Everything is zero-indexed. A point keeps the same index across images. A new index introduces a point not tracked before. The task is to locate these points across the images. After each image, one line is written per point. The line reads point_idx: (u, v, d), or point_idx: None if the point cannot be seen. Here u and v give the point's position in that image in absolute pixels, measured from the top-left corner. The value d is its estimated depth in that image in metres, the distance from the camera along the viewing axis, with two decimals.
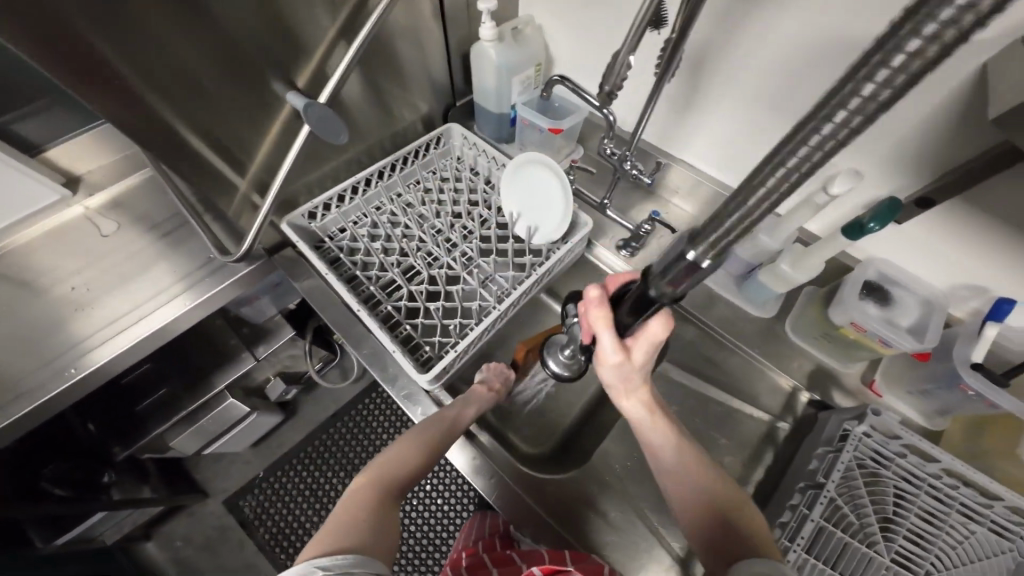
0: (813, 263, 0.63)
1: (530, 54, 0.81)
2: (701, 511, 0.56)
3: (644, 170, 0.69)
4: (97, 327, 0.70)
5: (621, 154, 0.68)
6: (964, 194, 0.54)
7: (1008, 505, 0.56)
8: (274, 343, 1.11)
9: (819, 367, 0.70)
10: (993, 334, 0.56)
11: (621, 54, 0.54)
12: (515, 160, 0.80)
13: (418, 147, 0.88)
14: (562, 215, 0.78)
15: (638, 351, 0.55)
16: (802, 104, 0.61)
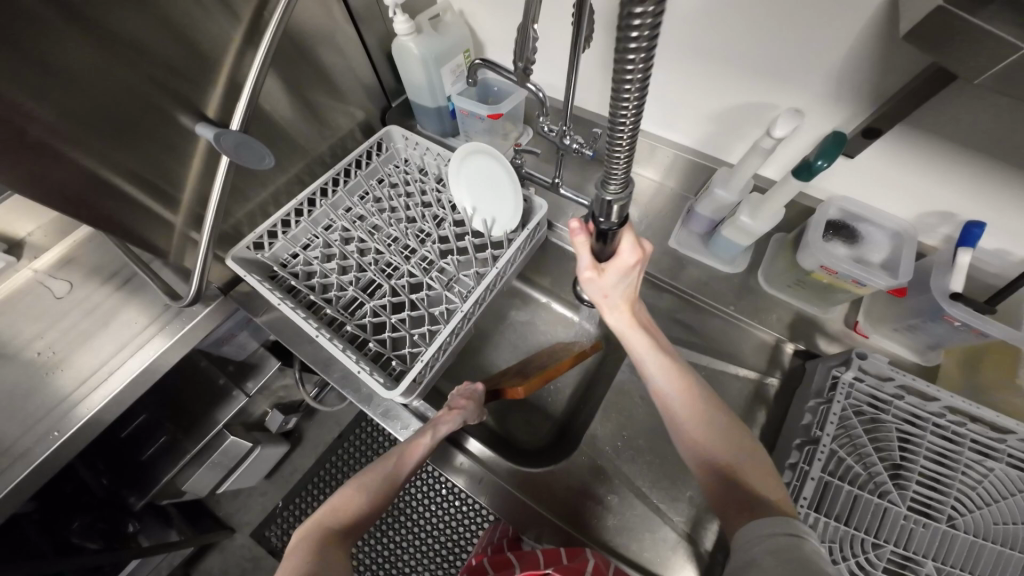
0: (771, 209, 0.61)
1: (453, 42, 0.77)
2: (705, 439, 0.52)
3: (585, 142, 0.67)
4: (81, 378, 0.69)
5: (559, 129, 0.66)
6: (907, 119, 0.51)
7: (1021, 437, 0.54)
8: (263, 376, 1.11)
9: (798, 315, 0.68)
10: (968, 259, 0.53)
11: (527, 25, 0.52)
12: (457, 152, 0.76)
13: (359, 155, 0.84)
14: (515, 202, 0.75)
15: (609, 274, 0.55)
16: (732, 48, 0.58)
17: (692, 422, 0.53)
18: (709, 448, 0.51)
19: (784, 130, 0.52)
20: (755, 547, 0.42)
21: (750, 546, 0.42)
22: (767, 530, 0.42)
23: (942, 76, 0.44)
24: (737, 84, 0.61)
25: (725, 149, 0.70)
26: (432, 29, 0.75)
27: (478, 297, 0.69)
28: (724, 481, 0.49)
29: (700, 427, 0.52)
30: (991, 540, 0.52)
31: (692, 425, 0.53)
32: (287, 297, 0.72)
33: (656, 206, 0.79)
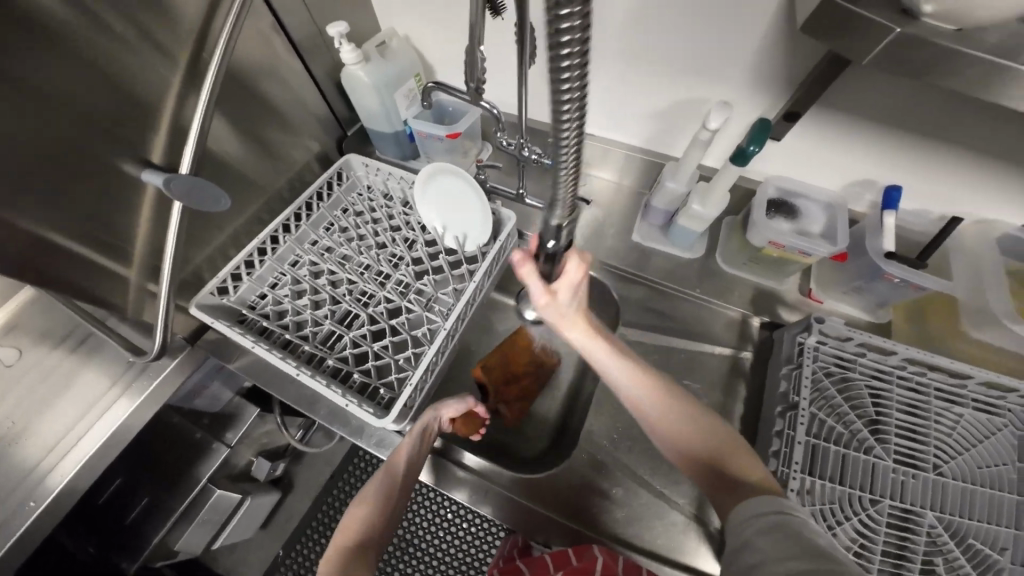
0: (718, 194, 0.66)
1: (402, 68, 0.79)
2: (676, 433, 0.54)
3: (543, 153, 0.70)
4: (43, 452, 0.63)
5: (517, 142, 0.69)
6: (821, 101, 0.58)
7: (978, 381, 0.61)
8: (242, 426, 1.04)
9: (758, 290, 0.73)
10: (893, 221, 0.60)
11: (474, 48, 0.54)
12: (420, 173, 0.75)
13: (319, 186, 0.83)
14: (483, 216, 0.77)
15: (561, 296, 0.57)
16: (663, 52, 0.63)
17: (659, 426, 0.55)
18: (682, 443, 0.53)
19: (717, 122, 0.59)
20: (744, 523, 0.44)
21: (744, 528, 0.44)
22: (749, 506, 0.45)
23: (838, 65, 0.51)
24: (672, 85, 0.67)
25: (671, 145, 0.76)
26: (381, 57, 0.77)
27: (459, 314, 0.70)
28: (704, 464, 0.51)
29: (677, 431, 0.53)
30: (979, 484, 0.57)
31: (669, 427, 0.54)
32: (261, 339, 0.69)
33: (617, 204, 0.84)
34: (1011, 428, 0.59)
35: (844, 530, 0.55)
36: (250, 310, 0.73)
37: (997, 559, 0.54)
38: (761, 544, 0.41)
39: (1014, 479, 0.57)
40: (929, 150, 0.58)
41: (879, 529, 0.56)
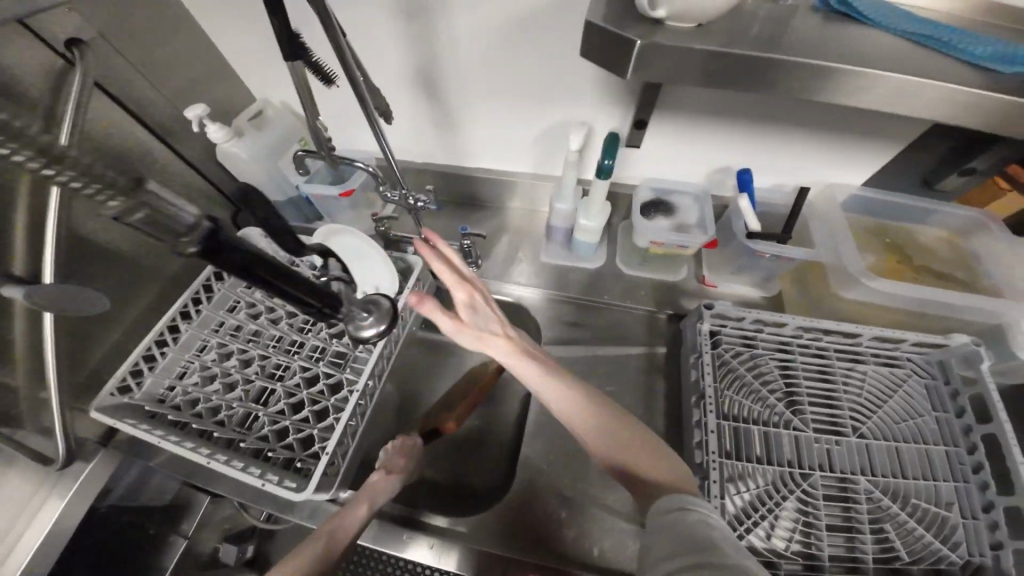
0: (597, 206, 0.70)
1: (281, 134, 0.78)
2: (598, 442, 0.54)
3: (429, 198, 0.66)
4: None
5: (400, 194, 0.65)
6: (658, 108, 0.64)
7: (870, 339, 0.67)
8: (199, 514, 0.76)
9: (659, 284, 0.77)
10: (750, 205, 0.65)
11: (311, 120, 0.51)
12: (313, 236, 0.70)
13: (222, 263, 0.81)
14: (386, 268, 0.72)
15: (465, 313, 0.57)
16: (520, 82, 0.66)
17: (580, 430, 0.55)
18: (609, 448, 0.54)
19: (576, 143, 0.63)
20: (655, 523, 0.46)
21: (653, 525, 0.46)
22: (664, 505, 0.47)
23: (652, 90, 0.60)
24: (537, 112, 0.70)
25: (554, 164, 0.79)
26: (256, 130, 0.75)
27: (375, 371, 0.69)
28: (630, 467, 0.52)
29: (600, 444, 0.54)
30: (904, 441, 0.63)
31: (595, 438, 0.55)
32: (167, 432, 0.65)
33: (519, 227, 0.87)
34: (912, 378, 0.66)
35: (787, 508, 0.58)
36: (155, 404, 0.69)
37: (949, 518, 0.58)
38: (664, 544, 0.43)
39: (935, 430, 0.63)
40: (763, 133, 0.65)
41: (819, 502, 0.59)
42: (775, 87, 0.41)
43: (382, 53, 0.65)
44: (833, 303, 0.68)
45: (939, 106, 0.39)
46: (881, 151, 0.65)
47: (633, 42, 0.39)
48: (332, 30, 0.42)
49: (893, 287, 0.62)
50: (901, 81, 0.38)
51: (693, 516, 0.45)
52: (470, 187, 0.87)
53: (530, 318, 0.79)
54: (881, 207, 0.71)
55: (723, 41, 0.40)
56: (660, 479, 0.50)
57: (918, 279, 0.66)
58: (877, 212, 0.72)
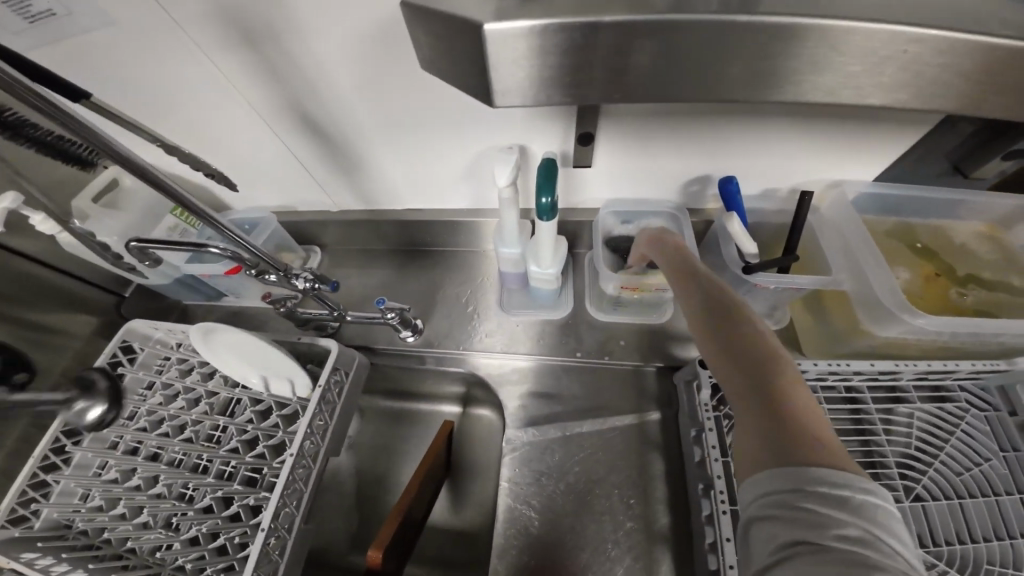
0: (547, 251, 0.56)
1: (146, 212, 0.63)
2: (765, 359, 0.34)
3: (319, 277, 0.52)
4: None
5: (285, 275, 0.51)
6: (605, 118, 0.50)
7: (912, 374, 0.51)
8: None
9: (642, 331, 0.63)
10: (741, 227, 0.51)
11: (126, 244, 0.48)
12: (190, 334, 0.55)
13: (115, 355, 0.61)
14: (287, 362, 0.57)
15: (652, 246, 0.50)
16: (415, 107, 0.52)
17: (716, 337, 0.37)
18: (768, 375, 0.33)
19: (504, 178, 0.48)
20: (760, 513, 0.30)
21: (763, 507, 0.30)
22: (783, 486, 0.29)
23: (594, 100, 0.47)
24: (449, 142, 0.57)
25: (489, 198, 0.66)
26: (108, 210, 0.60)
27: (301, 477, 0.51)
28: (758, 410, 0.32)
29: (738, 351, 0.35)
30: (967, 495, 0.47)
31: (727, 344, 0.36)
32: (70, 570, 0.47)
33: (468, 275, 0.72)
34: (970, 414, 0.51)
35: None
36: (54, 535, 0.49)
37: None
38: (772, 541, 0.29)
39: (1006, 476, 0.48)
40: (741, 137, 0.51)
41: None
42: (787, 80, 0.27)
43: (239, 97, 0.54)
44: (865, 342, 0.52)
45: (999, 72, 0.25)
46: (900, 141, 0.51)
47: (484, 28, 0.25)
48: (70, 124, 0.32)
49: (945, 323, 0.47)
50: (955, 41, 0.24)
51: (828, 495, 0.28)
52: (402, 233, 0.72)
53: (491, 387, 0.65)
54: (901, 201, 0.56)
55: (685, 8, 0.25)
56: (799, 437, 0.30)
57: (967, 296, 0.52)
58: (895, 208, 0.57)
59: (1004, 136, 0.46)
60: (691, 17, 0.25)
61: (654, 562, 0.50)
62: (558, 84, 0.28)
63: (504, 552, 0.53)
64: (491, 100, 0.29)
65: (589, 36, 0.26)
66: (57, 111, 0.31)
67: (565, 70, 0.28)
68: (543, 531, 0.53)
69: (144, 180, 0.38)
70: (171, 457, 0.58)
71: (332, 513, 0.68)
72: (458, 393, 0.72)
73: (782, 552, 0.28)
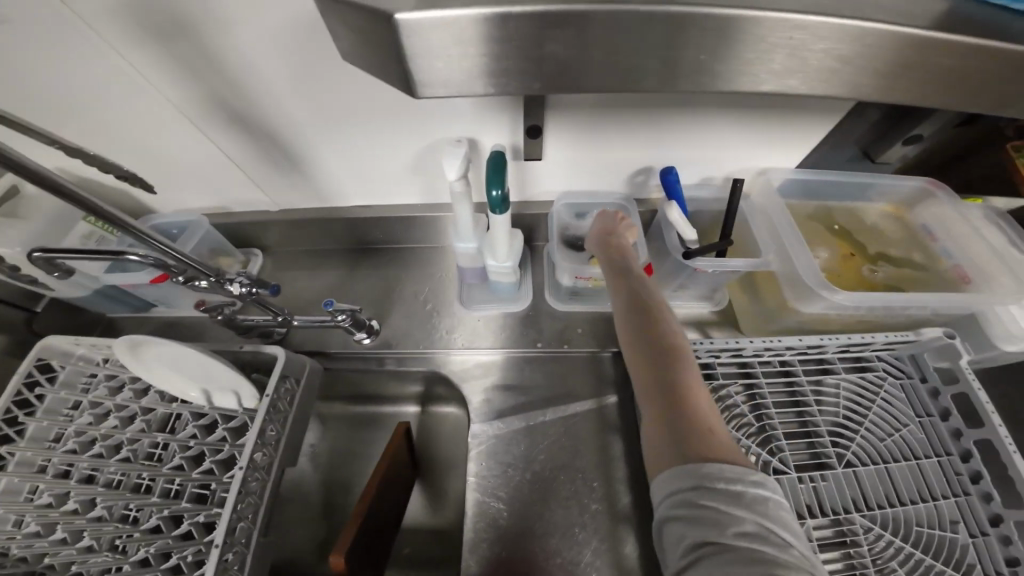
0: (501, 245, 0.56)
1: (53, 218, 0.56)
2: (675, 366, 0.38)
3: (257, 280, 0.49)
4: None
5: (217, 279, 0.47)
6: (550, 109, 0.50)
7: (836, 347, 0.57)
8: None
9: (598, 319, 0.65)
10: (681, 215, 0.53)
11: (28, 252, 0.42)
12: (115, 349, 0.50)
13: (31, 374, 0.54)
14: (230, 374, 0.53)
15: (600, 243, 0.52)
16: (356, 97, 0.50)
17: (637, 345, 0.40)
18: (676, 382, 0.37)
19: (452, 172, 0.47)
20: (669, 512, 0.33)
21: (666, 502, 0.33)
22: (686, 484, 0.32)
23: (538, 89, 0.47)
24: (396, 134, 0.55)
25: (442, 192, 0.64)
26: (8, 220, 0.54)
27: (254, 490, 0.48)
28: (666, 414, 0.36)
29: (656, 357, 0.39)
30: (891, 459, 0.53)
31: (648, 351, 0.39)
32: None
33: (426, 272, 0.71)
34: (887, 382, 0.57)
35: None
36: None
37: (957, 540, 0.49)
38: (682, 542, 0.32)
39: (921, 438, 0.54)
40: (680, 128, 0.54)
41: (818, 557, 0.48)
42: (715, 71, 0.28)
43: (157, 91, 0.49)
44: (794, 319, 0.57)
45: (897, 61, 0.28)
46: (817, 130, 0.55)
47: (397, 18, 0.25)
48: None
49: (861, 298, 0.53)
50: (859, 31, 0.27)
51: (724, 492, 0.31)
52: (353, 231, 0.69)
53: (455, 384, 0.64)
54: (822, 187, 0.61)
55: None
56: (699, 439, 0.34)
57: (877, 272, 0.58)
58: (818, 194, 0.62)
59: (902, 127, 0.52)
60: (623, 9, 0.25)
61: (619, 541, 0.53)
62: (491, 74, 0.28)
63: (475, 547, 0.53)
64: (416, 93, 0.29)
65: (525, 23, 0.25)
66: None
67: (505, 60, 0.27)
68: (512, 522, 0.54)
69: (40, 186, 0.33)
70: (109, 477, 0.52)
71: (294, 529, 0.65)
72: (422, 392, 0.71)
73: (693, 552, 0.31)
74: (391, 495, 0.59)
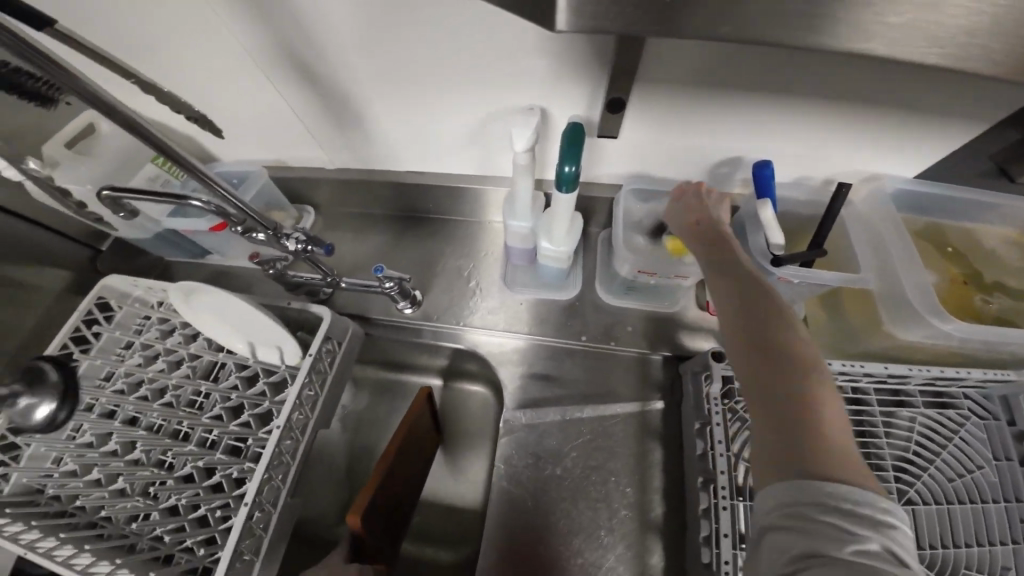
0: (561, 227, 0.52)
1: (122, 162, 0.58)
2: (795, 357, 0.32)
3: (312, 237, 0.48)
4: None
5: (274, 233, 0.47)
6: (637, 83, 0.45)
7: (921, 379, 0.49)
8: None
9: (650, 318, 0.61)
10: (771, 214, 0.48)
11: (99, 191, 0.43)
12: (172, 293, 0.52)
13: (90, 311, 0.57)
14: (274, 330, 0.53)
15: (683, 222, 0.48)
16: (429, 58, 0.47)
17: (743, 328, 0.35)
18: (797, 376, 0.31)
19: (522, 142, 0.44)
20: (775, 522, 0.28)
21: (775, 512, 0.29)
22: (802, 497, 0.28)
23: (629, 56, 0.42)
24: (464, 99, 0.51)
25: (502, 165, 0.61)
26: (82, 158, 0.55)
27: (288, 450, 0.49)
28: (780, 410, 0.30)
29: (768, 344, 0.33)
30: (956, 501, 0.47)
31: (758, 336, 0.34)
32: (41, 539, 0.45)
33: (473, 247, 0.68)
34: (970, 422, 0.50)
35: None
36: (24, 502, 0.48)
37: None
38: (786, 555, 0.27)
39: (995, 483, 0.47)
40: (782, 117, 0.47)
41: None
42: None
43: (229, 31, 0.47)
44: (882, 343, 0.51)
45: None
46: (953, 133, 0.47)
47: None
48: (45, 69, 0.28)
49: (974, 332, 0.46)
50: None
51: (843, 510, 0.27)
52: (404, 198, 0.67)
53: (491, 366, 0.62)
54: (936, 199, 0.53)
55: None
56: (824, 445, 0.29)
57: (991, 304, 0.50)
58: (929, 208, 0.54)
59: None
60: None
61: (645, 550, 0.50)
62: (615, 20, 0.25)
63: (496, 532, 0.53)
64: (552, 24, 0.28)
65: None
66: (24, 46, 0.27)
67: None
68: (537, 515, 0.53)
69: (118, 123, 0.33)
70: (149, 422, 0.55)
71: (322, 487, 0.67)
72: (455, 369, 0.70)
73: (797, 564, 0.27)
74: (416, 461, 0.60)
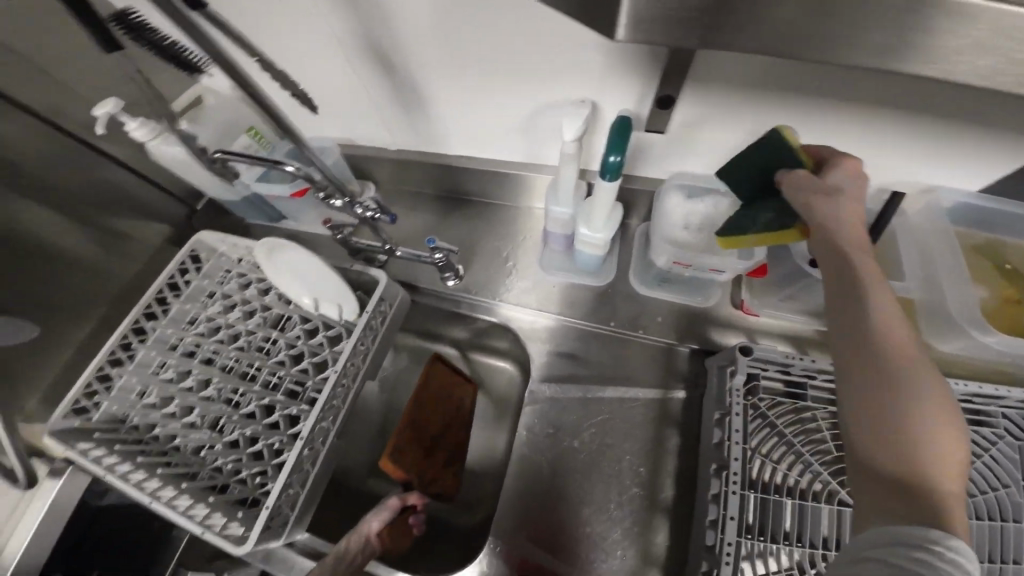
0: (601, 213, 0.54)
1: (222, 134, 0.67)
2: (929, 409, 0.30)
3: (380, 207, 0.55)
4: None
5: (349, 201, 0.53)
6: (690, 81, 0.47)
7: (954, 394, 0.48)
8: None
9: (681, 312, 0.63)
10: None
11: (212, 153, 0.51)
12: (256, 249, 0.61)
13: (183, 262, 0.67)
14: (337, 286, 0.61)
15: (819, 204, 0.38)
16: (496, 51, 0.51)
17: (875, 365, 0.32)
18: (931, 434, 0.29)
19: (572, 132, 0.47)
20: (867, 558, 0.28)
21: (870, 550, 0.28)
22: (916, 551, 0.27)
23: (683, 53, 0.43)
24: (522, 91, 0.55)
25: (549, 155, 0.64)
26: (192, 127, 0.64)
27: (339, 396, 0.56)
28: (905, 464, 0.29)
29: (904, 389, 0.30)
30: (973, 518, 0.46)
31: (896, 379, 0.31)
32: (121, 462, 0.52)
33: (515, 231, 0.73)
34: (1002, 442, 0.48)
35: None
36: (109, 428, 0.55)
37: None
38: None
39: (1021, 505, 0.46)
40: (836, 122, 0.47)
41: None
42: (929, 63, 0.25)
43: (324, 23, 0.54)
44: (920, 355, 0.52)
45: None
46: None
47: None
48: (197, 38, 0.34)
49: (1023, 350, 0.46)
50: None
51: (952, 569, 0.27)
52: (455, 181, 0.73)
53: (522, 343, 0.67)
54: (997, 215, 0.51)
55: None
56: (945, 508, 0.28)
57: None
58: (988, 222, 0.52)
59: None
60: None
61: (651, 529, 0.53)
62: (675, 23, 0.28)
63: (514, 492, 0.58)
64: (611, 34, 0.27)
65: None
66: (185, 20, 0.33)
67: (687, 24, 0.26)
68: (553, 482, 0.57)
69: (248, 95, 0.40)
70: (224, 363, 0.64)
71: (360, 436, 0.75)
72: (488, 344, 0.75)
73: None
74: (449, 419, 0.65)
